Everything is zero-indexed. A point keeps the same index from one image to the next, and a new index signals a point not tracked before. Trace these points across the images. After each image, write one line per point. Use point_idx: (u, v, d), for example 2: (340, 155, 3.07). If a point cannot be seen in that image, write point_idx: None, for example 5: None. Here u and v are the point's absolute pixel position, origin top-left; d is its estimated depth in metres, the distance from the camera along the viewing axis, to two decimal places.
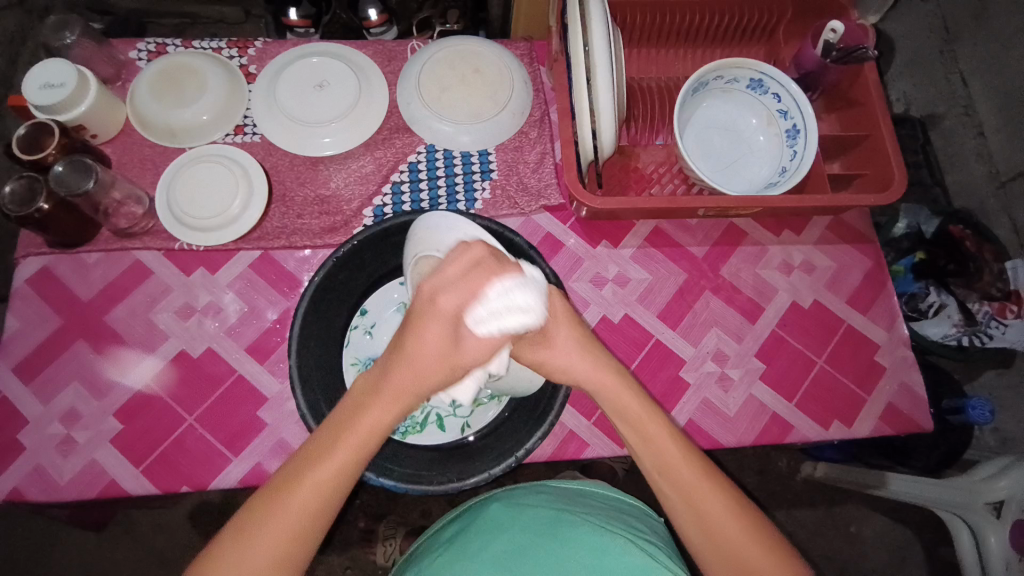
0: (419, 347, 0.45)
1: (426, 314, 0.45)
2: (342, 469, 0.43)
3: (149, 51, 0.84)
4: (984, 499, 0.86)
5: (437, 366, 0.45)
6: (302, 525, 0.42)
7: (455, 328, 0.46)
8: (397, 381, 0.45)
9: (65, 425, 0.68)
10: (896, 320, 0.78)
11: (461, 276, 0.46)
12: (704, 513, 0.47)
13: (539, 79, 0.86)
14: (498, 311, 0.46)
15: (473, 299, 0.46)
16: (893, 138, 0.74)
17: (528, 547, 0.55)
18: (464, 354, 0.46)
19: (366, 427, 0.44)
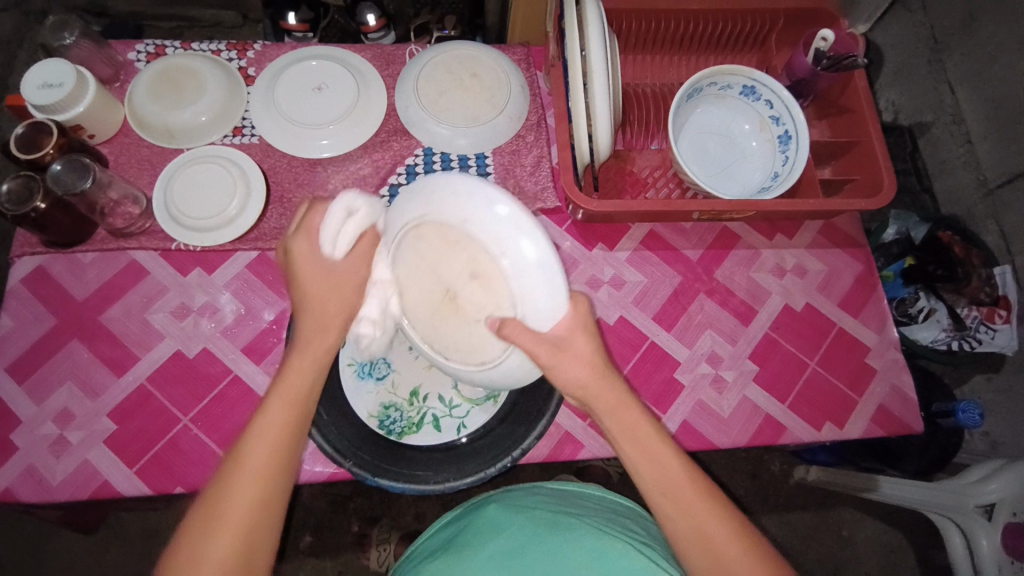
0: (304, 289, 0.52)
1: (295, 258, 0.53)
2: (289, 408, 0.48)
3: (148, 53, 0.84)
4: (974, 502, 0.87)
5: (325, 289, 0.52)
6: (249, 506, 0.45)
7: (315, 259, 0.53)
8: (305, 316, 0.52)
9: (58, 425, 0.68)
10: (886, 323, 0.80)
11: (299, 228, 0.54)
12: (707, 533, 0.48)
13: (535, 84, 0.87)
14: (338, 225, 0.54)
15: (313, 228, 0.54)
16: (881, 146, 0.76)
17: (524, 547, 0.56)
18: (341, 272, 0.53)
19: (303, 358, 0.50)
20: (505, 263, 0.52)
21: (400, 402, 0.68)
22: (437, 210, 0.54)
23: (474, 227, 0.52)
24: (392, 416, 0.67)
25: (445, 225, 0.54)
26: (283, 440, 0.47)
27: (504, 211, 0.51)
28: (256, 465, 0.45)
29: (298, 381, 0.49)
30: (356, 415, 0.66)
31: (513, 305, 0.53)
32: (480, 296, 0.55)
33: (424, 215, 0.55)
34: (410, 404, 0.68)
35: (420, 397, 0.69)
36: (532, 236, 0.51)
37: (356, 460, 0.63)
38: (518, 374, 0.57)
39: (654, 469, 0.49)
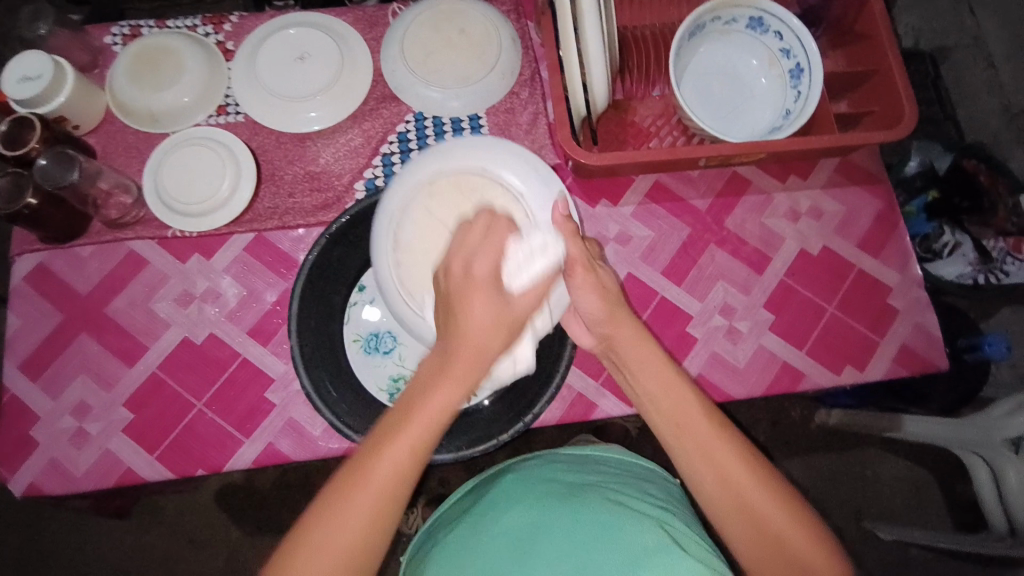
0: (466, 312, 0.46)
1: (467, 280, 0.47)
2: (394, 474, 0.43)
3: (124, 35, 0.81)
4: (1001, 435, 0.84)
5: (490, 333, 0.46)
6: (376, 512, 0.43)
7: (499, 290, 0.48)
8: (457, 357, 0.45)
9: (76, 418, 0.69)
10: (908, 261, 0.76)
11: (483, 241, 0.49)
12: (730, 480, 0.47)
13: (527, 36, 0.82)
14: (522, 260, 0.50)
15: (499, 255, 0.49)
16: (902, 70, 0.70)
17: (534, 524, 0.55)
18: (515, 312, 0.48)
19: (424, 418, 0.44)
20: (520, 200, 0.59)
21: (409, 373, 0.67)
22: (456, 162, 0.61)
23: (491, 175, 0.61)
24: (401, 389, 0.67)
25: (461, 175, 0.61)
26: (383, 503, 0.43)
27: (514, 158, 0.61)
28: (383, 484, 0.43)
29: (417, 440, 0.44)
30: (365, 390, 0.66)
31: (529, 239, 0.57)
32: None
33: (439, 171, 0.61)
34: None
35: None
36: (540, 177, 0.60)
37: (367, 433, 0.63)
38: None
39: (669, 405, 0.50)
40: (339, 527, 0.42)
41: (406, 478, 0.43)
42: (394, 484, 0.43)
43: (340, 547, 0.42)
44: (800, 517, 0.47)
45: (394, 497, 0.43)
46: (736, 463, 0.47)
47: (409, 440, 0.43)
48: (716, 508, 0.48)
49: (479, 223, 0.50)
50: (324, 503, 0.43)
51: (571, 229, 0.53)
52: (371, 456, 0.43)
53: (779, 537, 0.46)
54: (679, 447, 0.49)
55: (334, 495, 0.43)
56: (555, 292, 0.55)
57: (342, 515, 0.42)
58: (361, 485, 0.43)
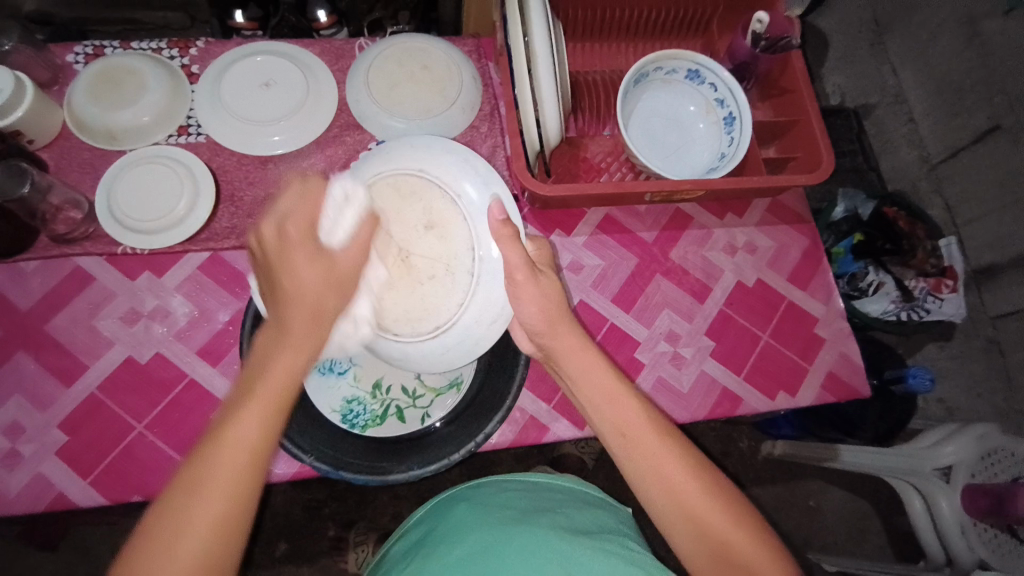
0: (295, 278, 0.47)
1: (283, 245, 0.48)
2: (250, 441, 0.42)
3: (87, 55, 0.81)
4: (932, 465, 0.90)
5: (323, 291, 0.48)
6: (221, 505, 0.40)
7: (318, 247, 0.49)
8: (294, 321, 0.47)
9: (7, 439, 0.66)
10: (832, 294, 0.83)
11: (296, 205, 0.48)
12: (673, 485, 0.50)
13: (487, 75, 0.87)
14: (336, 213, 0.52)
15: (312, 213, 0.49)
16: (819, 123, 0.78)
17: (498, 542, 0.54)
18: (343, 265, 0.50)
19: (273, 383, 0.44)
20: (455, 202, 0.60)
21: (363, 395, 0.68)
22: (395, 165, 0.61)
23: (433, 175, 0.61)
24: (354, 410, 0.67)
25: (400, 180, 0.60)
26: (232, 494, 0.41)
27: (457, 160, 0.62)
28: (224, 479, 0.41)
29: (264, 411, 0.43)
30: (317, 410, 0.66)
31: (472, 247, 0.60)
32: (438, 245, 0.60)
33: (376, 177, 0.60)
34: (373, 397, 0.69)
35: (383, 389, 0.69)
36: (480, 176, 0.62)
37: (315, 454, 0.62)
38: (489, 311, 0.60)
39: (616, 415, 0.52)
40: (195, 508, 0.40)
41: (253, 461, 0.42)
42: (242, 464, 0.41)
43: (198, 530, 0.40)
44: (746, 520, 0.49)
45: (252, 459, 0.42)
46: (674, 467, 0.50)
47: (262, 408, 0.43)
48: (667, 516, 0.50)
49: (291, 187, 0.49)
50: (161, 515, 0.40)
51: (509, 233, 0.56)
52: (214, 444, 0.41)
53: (729, 542, 0.48)
54: (625, 454, 0.52)
55: (179, 486, 0.40)
56: (499, 306, 0.60)
57: (182, 518, 0.40)
58: (205, 474, 0.40)
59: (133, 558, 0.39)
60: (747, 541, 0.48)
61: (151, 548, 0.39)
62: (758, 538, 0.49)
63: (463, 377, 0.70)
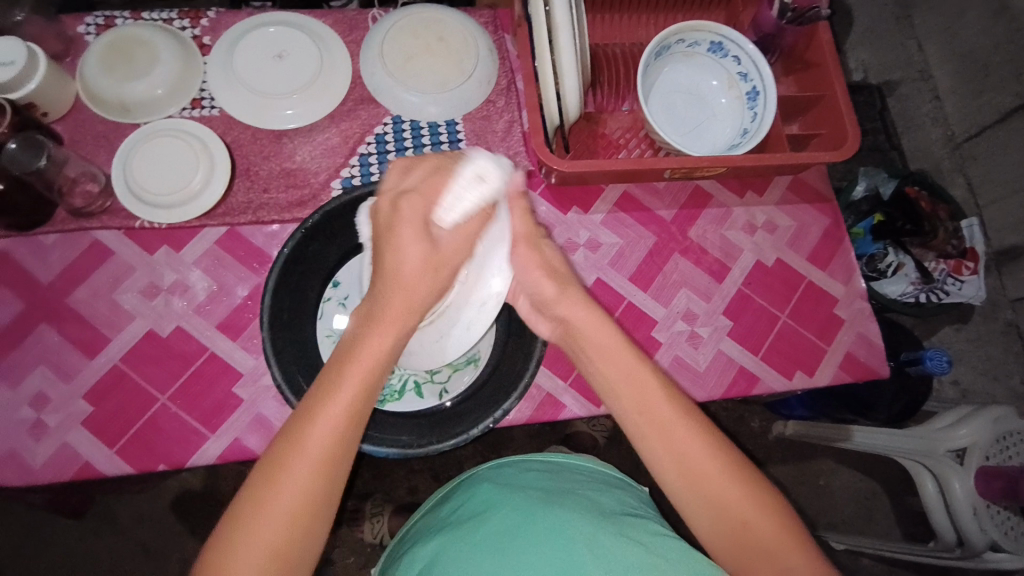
0: (399, 256, 0.47)
1: (393, 219, 0.48)
2: (340, 422, 0.43)
3: (98, 26, 0.80)
4: (945, 447, 0.90)
5: (421, 276, 0.47)
6: (312, 480, 0.42)
7: (427, 231, 0.48)
8: (388, 304, 0.47)
9: (34, 409, 0.67)
10: (853, 274, 0.82)
11: (424, 183, 0.48)
12: (690, 467, 0.50)
13: (504, 48, 0.85)
14: (462, 190, 0.50)
15: (432, 195, 0.49)
16: (846, 98, 0.76)
17: (519, 526, 0.54)
18: (446, 252, 0.49)
19: (361, 366, 0.45)
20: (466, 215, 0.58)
21: None
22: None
23: None
24: None
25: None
26: (320, 470, 0.42)
27: None
28: (314, 457, 0.42)
29: (351, 395, 0.44)
30: None
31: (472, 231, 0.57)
32: None
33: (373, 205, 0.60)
34: (391, 371, 0.69)
35: None
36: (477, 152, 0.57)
37: None
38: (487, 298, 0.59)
39: (636, 401, 0.51)
40: (286, 482, 0.42)
41: (341, 442, 0.43)
42: (334, 444, 0.43)
43: (290, 504, 0.42)
44: (767, 503, 0.49)
45: (339, 441, 0.43)
46: (695, 452, 0.50)
47: (347, 391, 0.44)
48: (686, 497, 0.50)
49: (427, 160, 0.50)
50: (258, 479, 0.42)
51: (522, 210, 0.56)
52: (304, 420, 0.43)
53: (747, 523, 0.48)
54: (646, 437, 0.51)
55: (272, 460, 0.42)
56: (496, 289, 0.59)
57: (277, 490, 0.42)
58: (297, 450, 0.42)
59: (230, 526, 0.42)
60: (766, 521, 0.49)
61: (245, 514, 0.41)
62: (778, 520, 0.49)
63: (480, 354, 0.69)
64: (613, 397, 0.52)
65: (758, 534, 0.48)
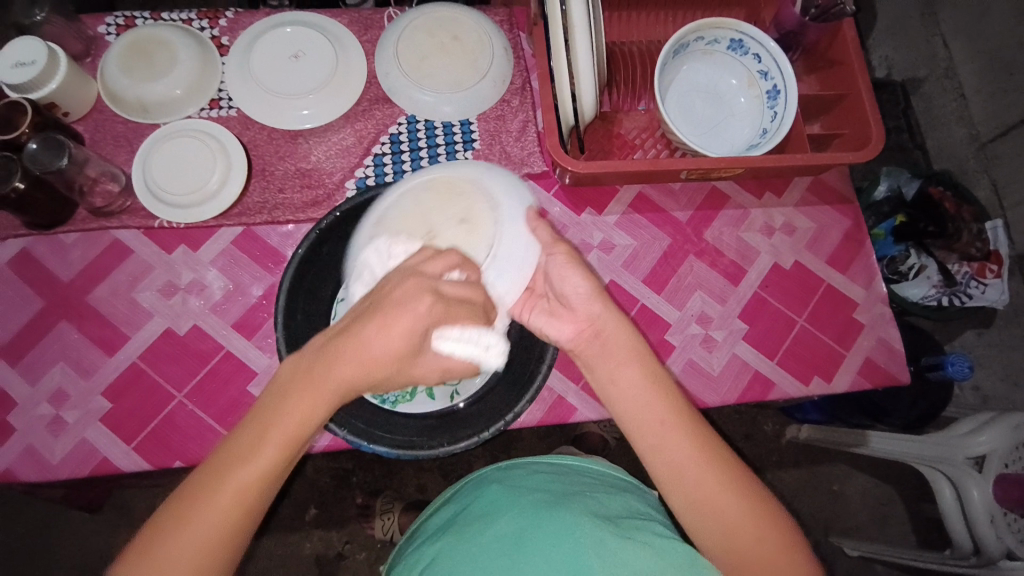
0: (368, 341, 0.41)
1: (393, 306, 0.42)
2: (249, 489, 0.40)
3: (118, 26, 0.81)
4: (965, 455, 0.88)
5: (378, 375, 0.42)
6: (213, 536, 0.41)
7: (420, 342, 0.43)
8: (326, 376, 0.41)
9: (54, 405, 0.68)
10: (873, 279, 0.80)
11: (444, 304, 0.44)
12: (682, 471, 0.49)
13: (519, 46, 0.85)
14: (464, 336, 0.47)
15: (446, 320, 0.45)
16: (870, 97, 0.74)
17: (526, 531, 0.54)
18: (416, 369, 0.44)
19: (281, 437, 0.41)
20: (506, 228, 0.54)
21: None
22: (449, 167, 0.58)
23: (486, 192, 0.56)
24: None
25: (454, 181, 0.57)
26: (226, 528, 0.41)
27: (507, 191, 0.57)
28: (219, 515, 0.40)
29: (267, 465, 0.41)
30: None
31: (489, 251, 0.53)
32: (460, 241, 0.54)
33: (434, 172, 0.58)
34: None
35: None
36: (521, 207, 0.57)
37: (349, 427, 0.63)
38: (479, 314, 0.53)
39: (636, 403, 0.51)
40: (187, 530, 0.40)
41: (249, 505, 0.41)
42: (238, 510, 0.41)
43: (188, 551, 0.40)
44: (760, 507, 0.49)
45: (246, 511, 0.41)
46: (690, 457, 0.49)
47: (262, 462, 0.40)
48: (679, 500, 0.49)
49: (466, 286, 0.46)
50: (166, 516, 0.41)
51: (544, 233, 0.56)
52: (217, 474, 0.40)
53: (739, 527, 0.48)
54: (644, 441, 0.50)
55: (182, 502, 0.41)
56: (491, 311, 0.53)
57: (179, 534, 0.40)
58: (206, 503, 0.40)
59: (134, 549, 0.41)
60: (760, 525, 0.48)
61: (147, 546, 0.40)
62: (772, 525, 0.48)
63: None
64: (618, 396, 0.52)
65: (756, 534, 0.48)
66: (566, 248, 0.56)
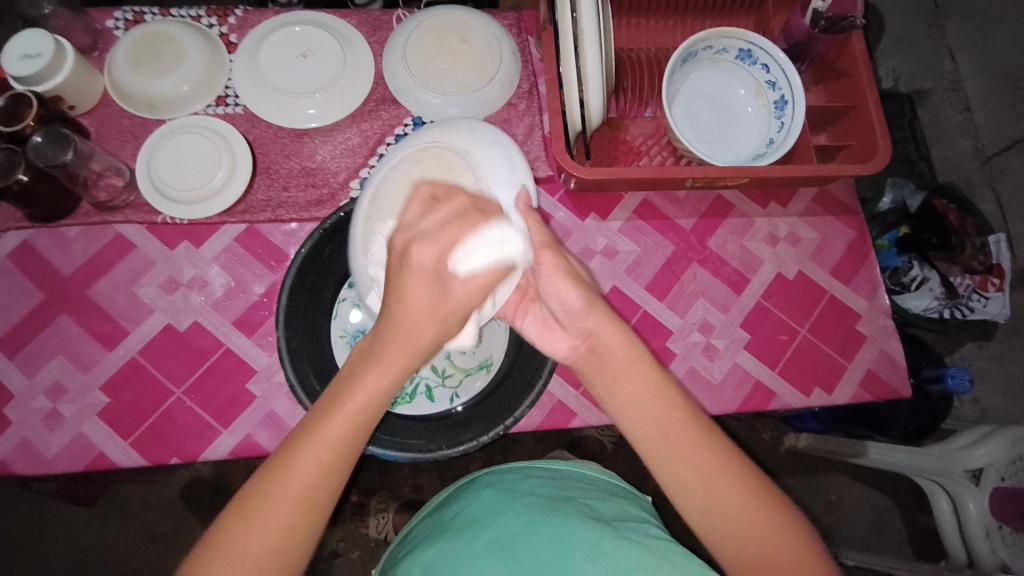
0: (403, 293, 0.45)
1: (403, 264, 0.45)
2: (328, 457, 0.43)
3: (126, 20, 0.81)
4: (963, 467, 0.88)
5: (422, 323, 0.45)
6: (293, 509, 0.43)
7: (439, 275, 0.45)
8: (388, 344, 0.45)
9: (51, 399, 0.68)
10: (877, 291, 0.80)
11: (441, 225, 0.46)
12: (686, 475, 0.49)
13: (527, 50, 0.85)
14: (479, 246, 0.47)
15: (448, 246, 0.46)
16: (877, 108, 0.74)
17: (518, 535, 0.54)
18: (455, 302, 0.46)
19: (359, 400, 0.44)
20: (500, 212, 0.53)
21: None
22: (446, 138, 0.56)
23: (475, 161, 0.55)
24: None
25: (449, 154, 0.55)
26: (308, 498, 0.43)
27: (501, 157, 0.55)
28: (304, 482, 0.43)
29: (341, 430, 0.44)
30: None
31: None
32: None
33: (432, 143, 0.56)
34: None
35: None
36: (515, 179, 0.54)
37: None
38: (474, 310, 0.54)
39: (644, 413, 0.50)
40: (269, 507, 0.42)
41: (331, 471, 0.44)
42: (319, 478, 0.43)
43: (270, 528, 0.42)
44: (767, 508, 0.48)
45: (323, 482, 0.44)
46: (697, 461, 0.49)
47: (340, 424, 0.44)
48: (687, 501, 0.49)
49: (453, 202, 0.47)
50: (237, 508, 0.43)
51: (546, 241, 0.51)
52: (298, 443, 0.44)
53: (744, 527, 0.48)
54: (652, 450, 0.50)
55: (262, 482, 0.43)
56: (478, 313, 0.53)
57: (264, 511, 0.42)
58: (285, 474, 0.43)
59: (217, 539, 0.42)
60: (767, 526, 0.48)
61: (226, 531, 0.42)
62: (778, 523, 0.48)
63: (493, 359, 0.69)
64: (619, 403, 0.51)
65: (764, 540, 0.47)
66: (558, 259, 0.51)
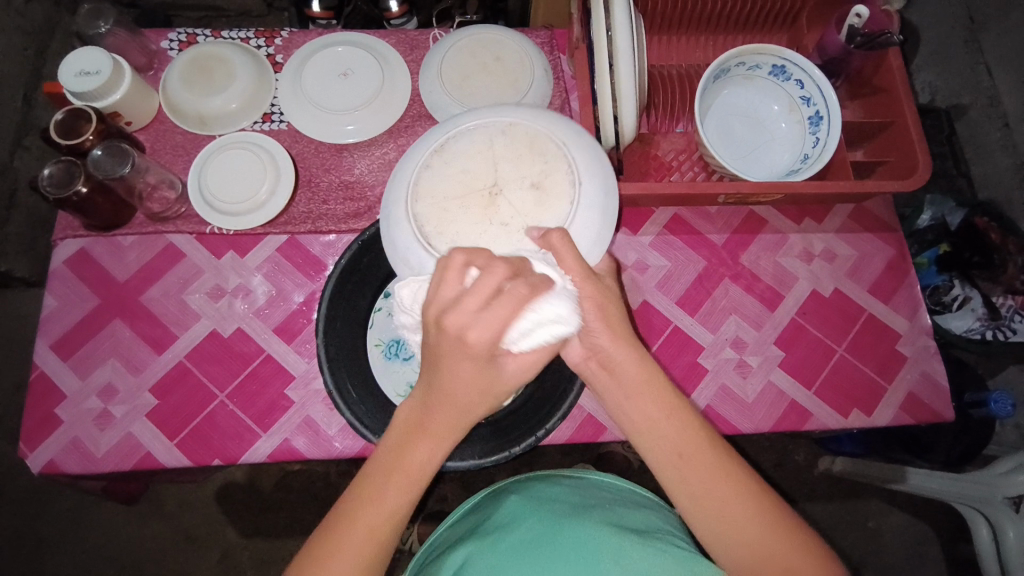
0: (453, 378, 0.45)
1: (450, 351, 0.44)
2: (386, 522, 0.45)
3: (179, 42, 0.86)
4: (1004, 494, 0.83)
5: (475, 400, 0.46)
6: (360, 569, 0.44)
7: (488, 358, 0.45)
8: (440, 417, 0.46)
9: (102, 400, 0.72)
10: (918, 309, 0.78)
11: (481, 310, 0.43)
12: (700, 498, 0.48)
13: (560, 68, 0.86)
14: (531, 327, 0.45)
15: (500, 329, 0.44)
16: (917, 124, 0.73)
17: (541, 538, 0.54)
18: (503, 379, 0.46)
19: (413, 471, 0.46)
20: (583, 213, 0.55)
21: None
22: (541, 122, 0.58)
23: (568, 151, 0.57)
24: None
25: (540, 136, 0.57)
26: (370, 558, 0.45)
27: (592, 153, 0.57)
28: (367, 549, 0.45)
29: (397, 498, 0.45)
30: (381, 393, 0.68)
31: (562, 220, 0.54)
32: (528, 204, 0.55)
33: (524, 119, 0.58)
34: None
35: None
36: (605, 181, 0.57)
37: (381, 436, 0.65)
38: None
39: (665, 432, 0.49)
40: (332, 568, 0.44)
41: (391, 531, 0.46)
42: (380, 541, 0.45)
43: None
44: (781, 527, 0.47)
45: (383, 540, 0.45)
46: (708, 483, 0.48)
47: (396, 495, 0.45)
48: (701, 523, 0.48)
49: (495, 277, 0.44)
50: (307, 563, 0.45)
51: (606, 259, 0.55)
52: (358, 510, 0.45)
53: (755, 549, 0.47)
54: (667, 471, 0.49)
55: (325, 549, 0.44)
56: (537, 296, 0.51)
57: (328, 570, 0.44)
58: (344, 535, 0.45)
59: None
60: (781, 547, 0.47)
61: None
62: (793, 547, 0.47)
63: None
64: (633, 422, 0.49)
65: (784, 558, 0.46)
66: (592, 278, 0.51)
